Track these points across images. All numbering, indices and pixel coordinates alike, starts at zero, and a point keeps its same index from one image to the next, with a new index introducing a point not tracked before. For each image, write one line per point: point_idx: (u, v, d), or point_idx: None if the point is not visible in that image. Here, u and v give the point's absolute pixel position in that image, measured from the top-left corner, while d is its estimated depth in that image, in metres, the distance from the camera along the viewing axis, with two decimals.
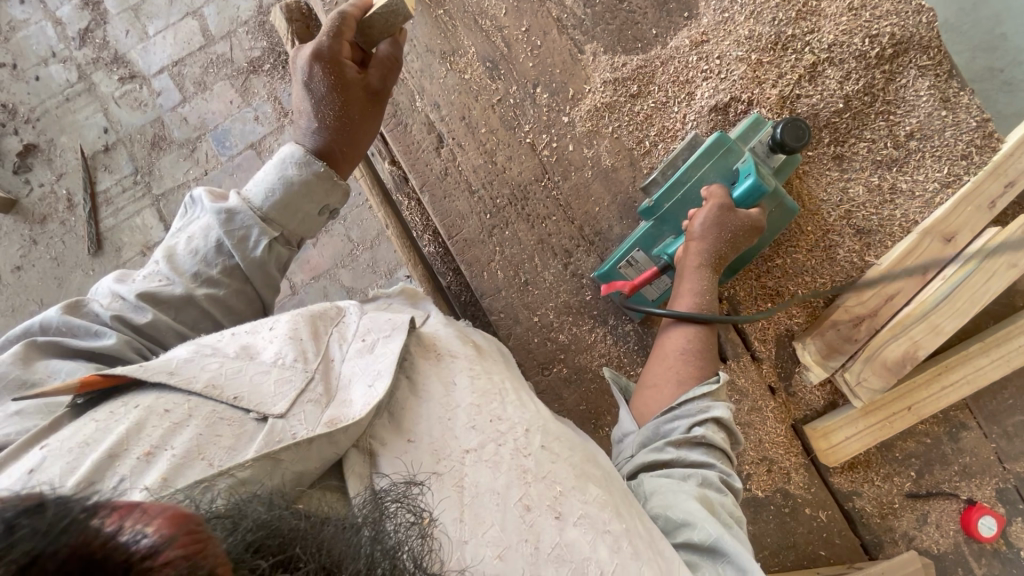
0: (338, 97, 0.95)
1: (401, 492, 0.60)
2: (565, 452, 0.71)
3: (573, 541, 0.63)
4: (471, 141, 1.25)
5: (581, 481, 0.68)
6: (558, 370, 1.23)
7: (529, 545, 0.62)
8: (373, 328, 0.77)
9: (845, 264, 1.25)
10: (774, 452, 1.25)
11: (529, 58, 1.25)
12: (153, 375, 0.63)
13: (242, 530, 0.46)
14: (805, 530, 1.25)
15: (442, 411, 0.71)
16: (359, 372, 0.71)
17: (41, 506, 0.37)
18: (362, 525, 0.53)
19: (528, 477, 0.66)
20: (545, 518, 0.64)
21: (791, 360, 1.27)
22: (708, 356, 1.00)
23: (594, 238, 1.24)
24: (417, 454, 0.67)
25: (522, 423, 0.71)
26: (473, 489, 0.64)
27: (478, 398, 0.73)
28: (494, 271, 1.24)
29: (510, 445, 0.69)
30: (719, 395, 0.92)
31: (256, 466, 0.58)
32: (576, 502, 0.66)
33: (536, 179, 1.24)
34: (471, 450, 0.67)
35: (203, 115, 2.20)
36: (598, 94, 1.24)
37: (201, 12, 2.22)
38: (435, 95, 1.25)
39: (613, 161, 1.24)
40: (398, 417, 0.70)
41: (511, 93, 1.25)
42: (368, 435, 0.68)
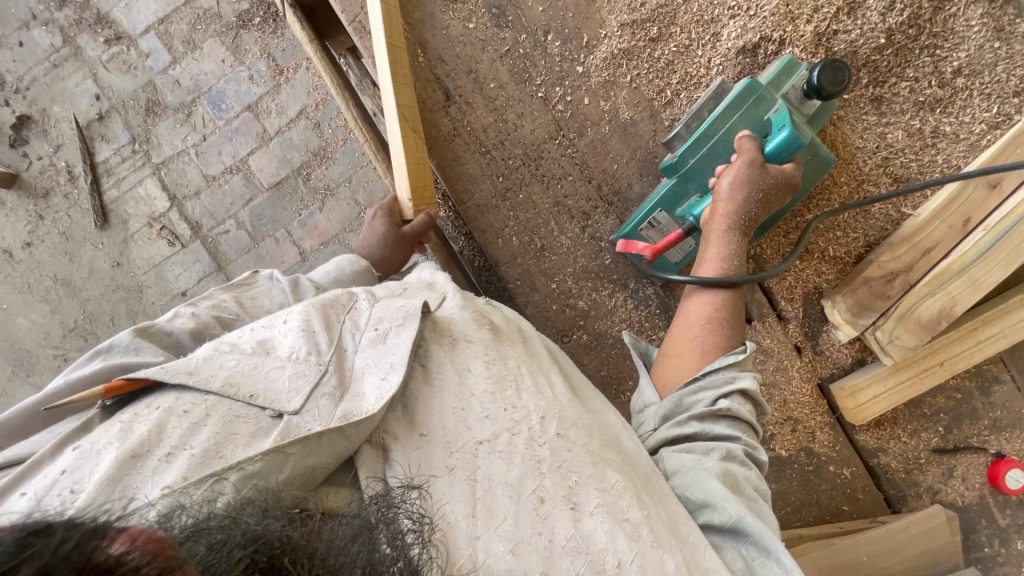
0: (388, 238, 1.16)
1: (402, 495, 0.59)
2: (581, 438, 0.70)
3: (590, 532, 0.63)
4: (480, 97, 1.16)
5: (599, 468, 0.68)
6: (577, 337, 1.21)
7: (543, 541, 0.62)
8: (386, 317, 0.74)
9: (880, 217, 1.18)
10: (800, 412, 1.23)
11: (539, 2, 1.14)
12: (174, 377, 0.62)
13: (232, 545, 0.44)
14: (829, 486, 1.25)
15: (456, 401, 0.69)
16: (371, 364, 0.69)
17: (47, 527, 0.36)
18: (362, 529, 0.52)
19: (542, 468, 0.66)
20: (558, 510, 0.64)
21: (819, 318, 1.22)
22: (733, 321, 0.96)
23: (613, 198, 1.17)
24: (430, 449, 0.65)
25: (537, 410, 0.70)
26: (487, 481, 0.64)
27: (494, 385, 0.71)
28: (509, 237, 1.18)
29: (525, 433, 0.68)
30: (745, 365, 0.89)
31: (267, 459, 0.57)
32: (594, 490, 0.66)
33: (550, 137, 1.16)
34: (485, 441, 0.66)
35: (196, 77, 2.11)
36: (614, 39, 1.14)
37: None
38: (439, 47, 1.15)
39: (632, 114, 1.16)
40: (411, 409, 0.69)
41: (520, 43, 1.15)
42: (381, 429, 0.66)
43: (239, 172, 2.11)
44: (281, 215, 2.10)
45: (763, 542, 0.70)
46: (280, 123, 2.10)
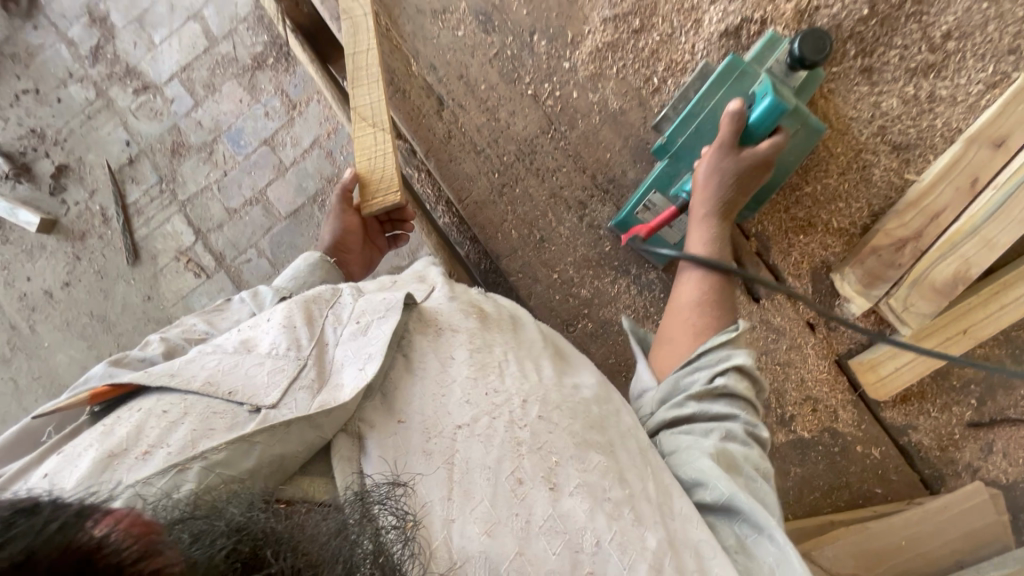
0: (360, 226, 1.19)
1: (384, 493, 0.61)
2: (565, 420, 0.73)
3: (568, 511, 0.66)
4: (472, 100, 1.21)
5: (581, 450, 0.71)
6: (583, 325, 1.21)
7: (520, 520, 0.65)
8: (370, 309, 0.79)
9: (882, 186, 1.16)
10: (819, 390, 1.19)
11: (523, 6, 1.18)
12: (157, 379, 0.68)
13: (217, 535, 0.48)
14: (859, 469, 1.20)
15: (436, 388, 0.73)
16: (351, 355, 0.74)
17: (37, 506, 0.40)
18: (342, 526, 0.55)
19: (521, 450, 0.69)
20: (539, 489, 0.67)
21: (830, 292, 1.19)
22: (723, 303, 0.95)
23: (608, 185, 1.19)
24: (406, 434, 0.68)
25: (519, 394, 0.73)
26: (464, 464, 0.67)
27: (475, 371, 0.75)
28: (508, 230, 1.21)
29: (506, 417, 0.71)
30: (739, 342, 0.88)
31: (231, 449, 0.61)
32: (575, 470, 0.69)
33: (541, 133, 1.20)
34: (463, 426, 0.70)
35: (216, 117, 2.24)
36: (598, 33, 1.17)
37: (203, 15, 2.24)
38: (430, 56, 1.21)
39: (621, 103, 1.18)
40: (390, 397, 0.72)
41: (508, 45, 1.19)
42: (357, 418, 0.70)
43: (258, 203, 2.21)
44: (299, 240, 2.17)
45: (756, 519, 0.70)
46: (295, 153, 2.20)
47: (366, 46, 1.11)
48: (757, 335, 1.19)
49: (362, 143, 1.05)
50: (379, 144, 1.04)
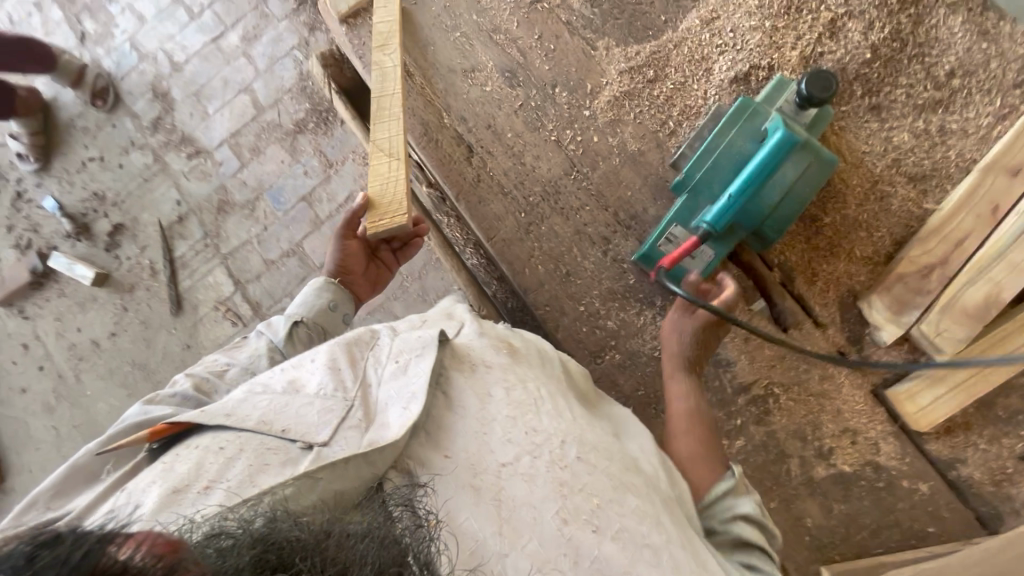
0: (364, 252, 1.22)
1: (405, 496, 0.65)
2: (602, 462, 0.73)
3: (609, 556, 0.67)
4: (500, 147, 1.30)
5: (619, 493, 0.71)
6: (610, 357, 1.23)
7: (568, 560, 0.66)
8: (409, 349, 0.81)
9: (902, 215, 1.18)
10: (856, 421, 1.16)
11: (545, 63, 1.30)
12: (212, 418, 0.71)
13: (240, 551, 0.53)
14: (907, 506, 1.15)
15: (478, 425, 0.74)
16: (394, 395, 0.75)
17: (57, 540, 0.47)
18: (369, 530, 0.59)
19: (565, 490, 0.69)
20: (582, 532, 0.67)
21: (858, 322, 1.20)
22: (713, 449, 0.95)
23: (630, 222, 1.24)
24: (455, 470, 0.70)
25: (558, 434, 0.74)
26: (512, 503, 0.68)
27: (514, 410, 0.76)
28: (535, 266, 1.26)
29: (549, 457, 0.72)
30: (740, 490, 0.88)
31: (296, 484, 0.64)
32: (616, 514, 0.69)
33: (564, 176, 1.27)
34: (507, 464, 0.70)
35: (260, 177, 2.42)
36: (615, 84, 1.27)
37: (251, 87, 2.47)
38: (461, 109, 1.33)
39: (639, 145, 1.25)
40: (435, 434, 0.73)
41: (532, 97, 1.30)
42: (405, 455, 0.71)
43: (295, 255, 2.34)
44: None
45: None
46: (331, 208, 2.34)
47: (391, 91, 1.22)
48: (787, 363, 1.17)
49: (376, 169, 1.12)
50: (393, 171, 1.12)
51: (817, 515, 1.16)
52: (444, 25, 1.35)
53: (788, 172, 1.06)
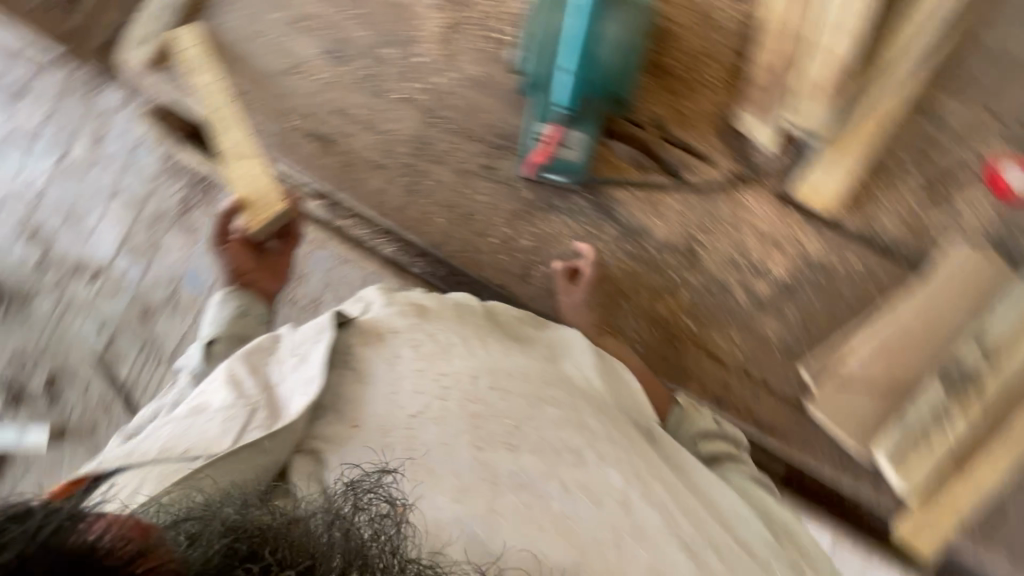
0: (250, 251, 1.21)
1: (374, 482, 0.65)
2: (517, 386, 0.78)
3: (527, 469, 0.71)
4: (352, 124, 1.29)
5: (537, 406, 0.77)
6: (540, 272, 1.23)
7: (486, 485, 0.70)
8: (306, 340, 0.82)
9: (733, 29, 1.20)
10: (773, 230, 1.19)
11: (360, 29, 1.29)
12: (112, 461, 0.73)
13: (211, 538, 0.57)
14: (849, 283, 1.16)
15: (387, 385, 0.76)
16: (297, 383, 0.76)
17: (29, 514, 0.52)
18: (333, 516, 0.61)
19: (479, 421, 0.73)
20: (498, 453, 0.72)
21: (737, 139, 1.21)
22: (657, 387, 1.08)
23: (501, 142, 1.24)
24: (363, 437, 0.72)
25: (469, 370, 0.78)
26: (423, 449, 0.71)
27: (425, 361, 0.79)
28: (436, 220, 1.26)
29: (459, 395, 0.75)
30: (692, 413, 1.05)
31: (181, 491, 0.67)
32: (533, 428, 0.75)
33: (426, 127, 1.27)
34: (417, 413, 0.73)
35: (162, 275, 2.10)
36: (432, 22, 1.26)
37: (121, 186, 1.89)
38: (301, 104, 1.30)
39: (477, 68, 1.25)
40: (343, 407, 0.75)
41: (362, 66, 1.28)
42: (311, 437, 0.73)
43: None
44: None
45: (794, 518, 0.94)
46: None
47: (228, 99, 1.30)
48: (695, 210, 1.21)
49: (237, 173, 1.24)
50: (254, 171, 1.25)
51: (776, 327, 1.17)
52: (251, 33, 1.32)
53: (608, 27, 1.08)
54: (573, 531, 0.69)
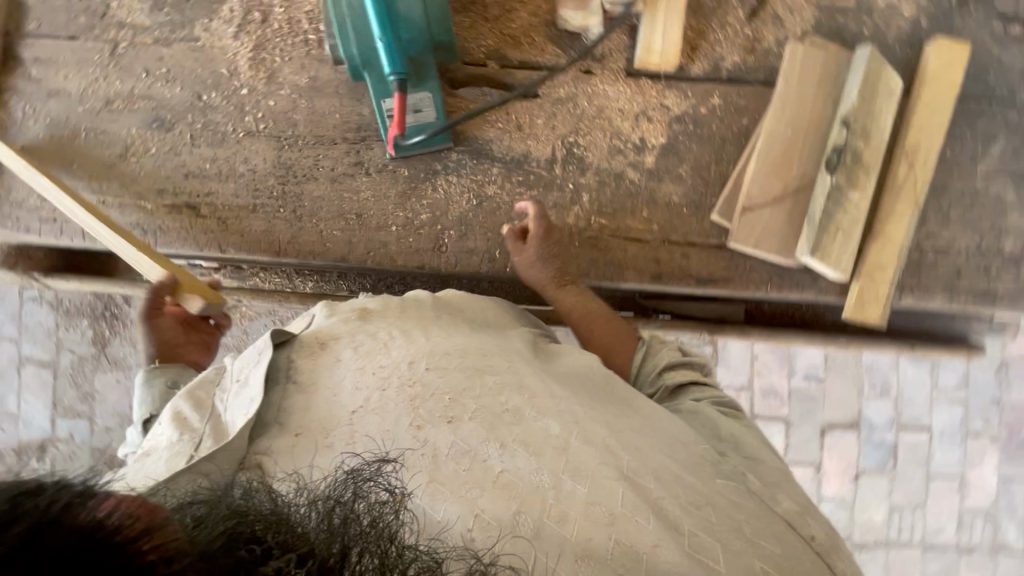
0: (184, 326, 1.21)
1: (374, 470, 0.64)
2: (455, 361, 0.78)
3: (466, 436, 0.71)
4: (208, 179, 1.23)
5: (477, 374, 0.77)
6: (450, 237, 1.23)
7: (427, 458, 0.69)
8: (246, 364, 0.85)
9: None
10: (638, 105, 1.23)
11: (174, 86, 1.23)
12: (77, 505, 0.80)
13: (213, 522, 0.53)
14: (722, 122, 1.23)
15: (328, 390, 0.77)
16: (237, 405, 0.79)
17: (40, 488, 0.47)
18: (331, 505, 0.59)
19: (416, 402, 0.73)
20: (436, 428, 0.71)
21: (570, 37, 1.23)
22: (624, 332, 1.12)
23: (359, 133, 1.22)
24: (305, 443, 0.71)
25: (405, 358, 0.78)
26: (369, 439, 0.71)
27: (364, 358, 0.79)
28: (332, 234, 1.23)
29: (398, 381, 0.75)
30: (658, 348, 1.08)
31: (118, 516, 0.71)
32: (472, 399, 0.74)
33: (281, 152, 1.23)
34: (359, 407, 0.73)
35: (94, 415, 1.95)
36: (242, 50, 1.23)
37: (25, 353, 1.98)
38: (149, 182, 1.23)
39: (305, 75, 1.22)
40: (284, 418, 0.75)
41: (191, 120, 1.23)
42: (253, 453, 0.72)
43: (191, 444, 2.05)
44: None
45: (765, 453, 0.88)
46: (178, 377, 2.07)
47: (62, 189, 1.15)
48: (564, 117, 1.23)
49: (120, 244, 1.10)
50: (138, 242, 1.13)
51: (678, 189, 1.23)
52: (65, 135, 1.23)
53: None
54: (514, 484, 0.68)
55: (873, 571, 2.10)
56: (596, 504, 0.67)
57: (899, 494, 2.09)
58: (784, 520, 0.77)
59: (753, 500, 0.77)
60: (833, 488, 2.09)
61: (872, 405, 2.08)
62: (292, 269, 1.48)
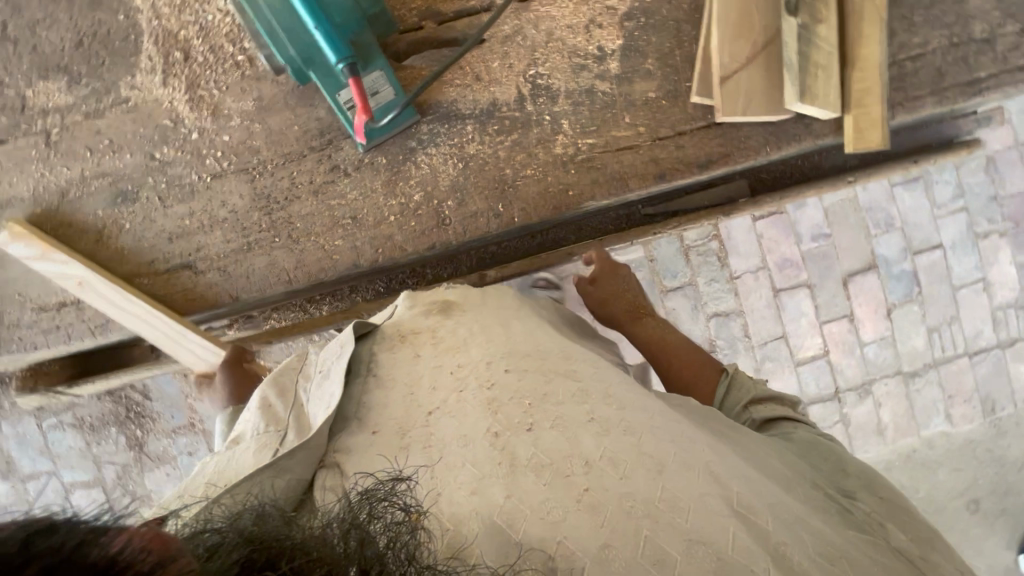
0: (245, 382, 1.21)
1: (389, 488, 0.67)
2: (531, 364, 0.83)
3: (548, 446, 0.73)
4: (193, 234, 1.19)
5: (554, 382, 0.81)
6: (449, 208, 1.20)
7: (503, 468, 0.71)
8: (329, 356, 0.91)
9: None
10: (583, 16, 1.21)
11: (124, 154, 1.17)
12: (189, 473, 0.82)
13: (227, 554, 0.51)
14: (669, 5, 1.21)
15: (408, 386, 0.82)
16: (320, 397, 0.85)
17: (48, 525, 0.42)
18: (347, 523, 0.60)
19: (494, 402, 0.77)
20: (517, 436, 0.74)
21: None
22: (703, 357, 1.27)
23: (324, 137, 1.18)
24: (381, 439, 0.76)
25: (484, 357, 0.84)
26: (443, 441, 0.74)
27: (440, 354, 0.86)
28: (334, 245, 1.20)
29: (475, 380, 0.81)
30: (740, 379, 1.19)
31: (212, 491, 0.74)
32: (551, 407, 0.77)
33: (254, 183, 1.19)
34: (435, 409, 0.78)
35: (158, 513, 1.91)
36: (177, 94, 1.17)
37: (67, 482, 1.91)
38: (136, 257, 1.19)
39: (249, 97, 1.17)
40: (364, 415, 0.80)
41: (154, 181, 1.18)
42: (332, 452, 0.76)
43: None
44: None
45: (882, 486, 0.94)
46: None
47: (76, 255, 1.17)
48: (517, 53, 1.21)
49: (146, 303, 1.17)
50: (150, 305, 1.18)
51: (650, 85, 1.22)
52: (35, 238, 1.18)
53: None
54: (601, 505, 0.69)
55: (932, 392, 2.17)
56: (700, 542, 0.68)
57: (934, 314, 2.15)
58: (897, 552, 0.81)
59: (861, 532, 0.82)
60: (871, 331, 2.13)
61: (882, 242, 2.11)
62: (301, 295, 1.47)
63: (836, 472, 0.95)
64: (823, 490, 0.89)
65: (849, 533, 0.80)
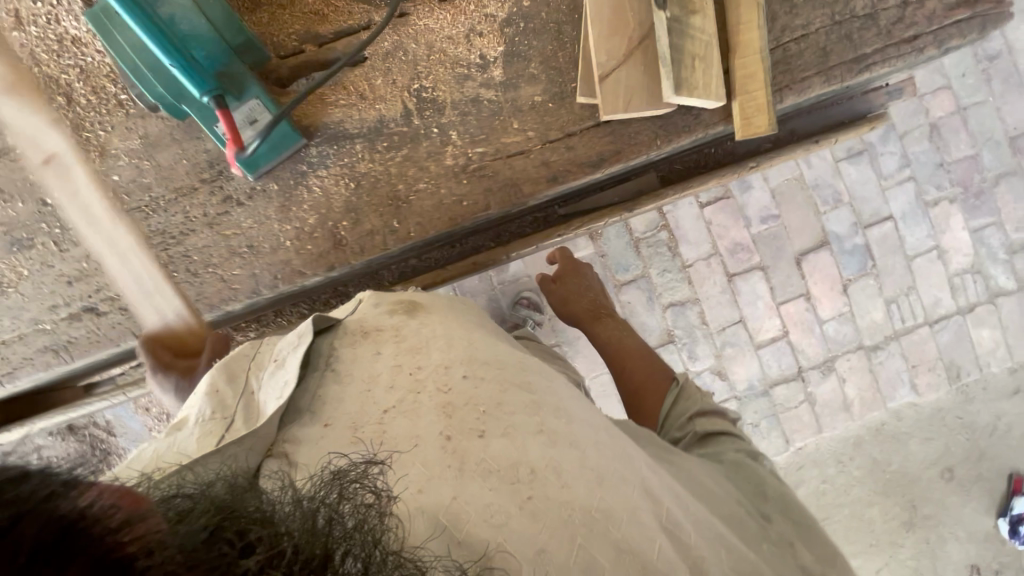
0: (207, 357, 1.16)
1: (359, 472, 0.62)
2: (490, 370, 0.79)
3: (496, 452, 0.70)
4: (91, 276, 1.19)
5: (513, 388, 0.78)
6: (345, 229, 1.21)
7: (451, 471, 0.68)
8: (286, 346, 0.88)
9: None
10: (462, 27, 1.21)
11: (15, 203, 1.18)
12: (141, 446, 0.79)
13: (196, 518, 0.50)
14: (546, 9, 1.21)
15: (364, 384, 0.78)
16: (271, 388, 0.81)
17: (25, 475, 0.45)
18: (307, 500, 0.56)
19: (450, 406, 0.73)
20: (467, 439, 0.71)
21: None
22: (654, 361, 1.34)
23: (214, 169, 1.19)
24: (334, 433, 0.73)
25: (447, 360, 0.79)
26: (392, 441, 0.71)
27: (402, 353, 0.81)
28: (234, 274, 1.20)
29: (431, 386, 0.76)
30: (689, 390, 1.21)
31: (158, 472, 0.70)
32: (506, 413, 0.74)
33: (148, 221, 1.19)
34: (390, 408, 0.74)
35: None
36: None
37: None
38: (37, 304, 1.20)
39: (135, 136, 1.18)
40: (318, 408, 0.77)
41: (48, 227, 1.18)
42: (282, 443, 0.73)
43: None
44: None
45: (804, 517, 0.96)
46: None
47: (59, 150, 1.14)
48: (399, 69, 1.21)
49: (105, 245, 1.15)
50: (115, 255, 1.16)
51: (536, 89, 1.21)
52: None
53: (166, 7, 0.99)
54: (542, 513, 0.66)
55: (894, 364, 2.14)
56: (627, 552, 0.68)
57: (889, 286, 2.13)
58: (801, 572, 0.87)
59: (773, 551, 0.87)
60: (828, 309, 2.11)
61: (832, 219, 2.10)
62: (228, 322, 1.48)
63: (758, 495, 0.96)
64: (742, 507, 0.92)
65: (760, 550, 0.85)
